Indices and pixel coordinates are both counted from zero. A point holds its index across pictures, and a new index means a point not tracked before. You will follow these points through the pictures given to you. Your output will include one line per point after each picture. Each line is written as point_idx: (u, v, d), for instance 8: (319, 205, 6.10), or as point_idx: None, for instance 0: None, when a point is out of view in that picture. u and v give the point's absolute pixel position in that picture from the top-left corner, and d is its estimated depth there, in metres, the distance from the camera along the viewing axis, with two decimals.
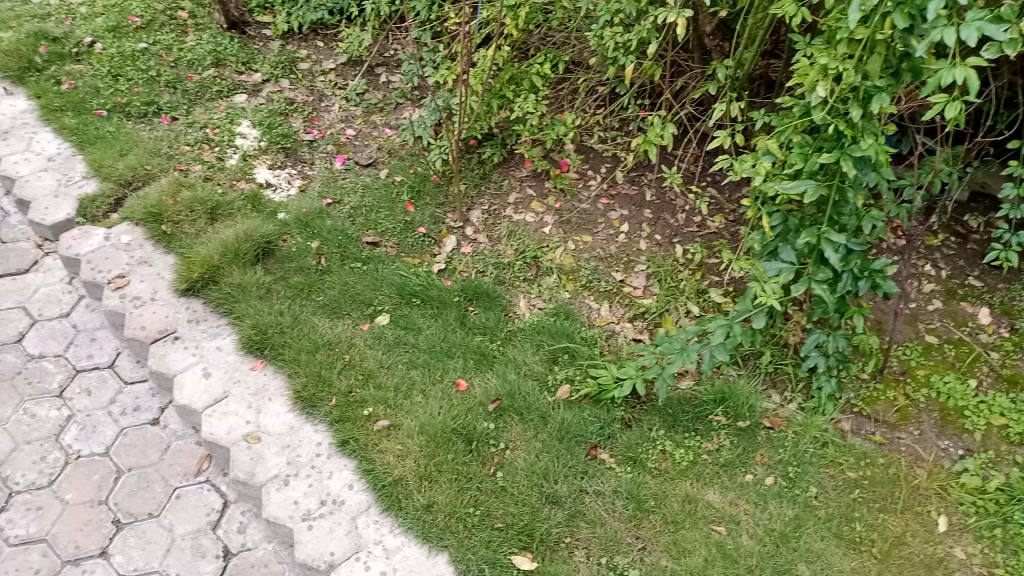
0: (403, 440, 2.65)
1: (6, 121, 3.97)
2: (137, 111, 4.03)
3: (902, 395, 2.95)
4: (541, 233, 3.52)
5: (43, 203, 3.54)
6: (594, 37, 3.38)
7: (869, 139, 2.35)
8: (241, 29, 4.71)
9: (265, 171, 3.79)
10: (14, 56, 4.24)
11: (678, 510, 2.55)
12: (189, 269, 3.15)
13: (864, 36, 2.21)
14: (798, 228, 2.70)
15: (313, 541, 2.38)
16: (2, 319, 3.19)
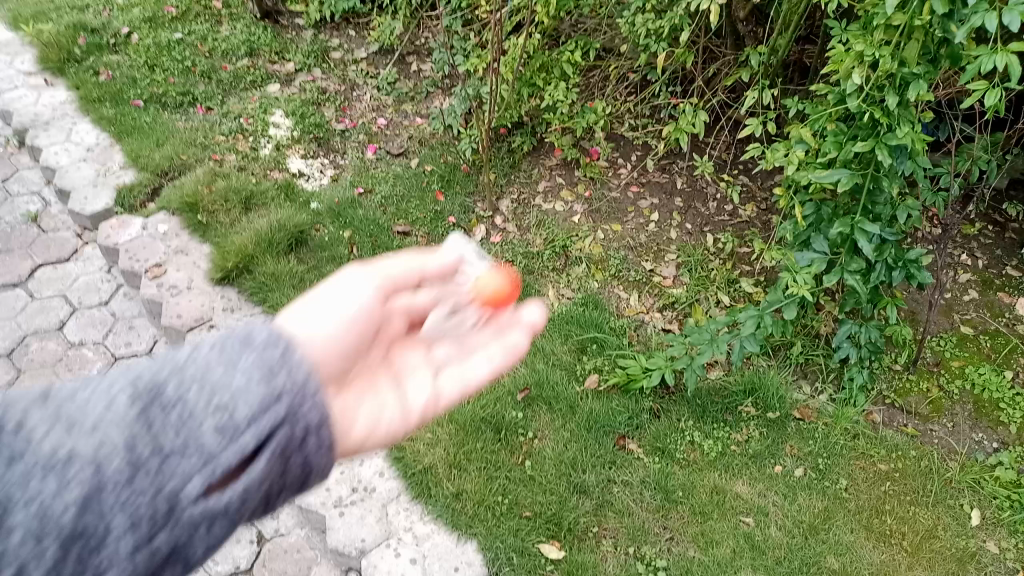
0: (433, 428, 2.68)
1: (46, 112, 4.06)
2: (173, 102, 4.09)
3: (935, 387, 2.92)
4: (571, 222, 3.52)
5: (82, 192, 3.62)
6: (626, 24, 3.33)
7: (905, 127, 2.31)
8: (274, 19, 4.75)
9: (298, 160, 3.83)
10: (54, 48, 4.33)
11: (706, 501, 2.55)
12: (224, 259, 3.20)
13: (902, 21, 2.15)
14: (832, 218, 2.66)
15: (344, 528, 2.42)
16: (43, 307, 3.28)
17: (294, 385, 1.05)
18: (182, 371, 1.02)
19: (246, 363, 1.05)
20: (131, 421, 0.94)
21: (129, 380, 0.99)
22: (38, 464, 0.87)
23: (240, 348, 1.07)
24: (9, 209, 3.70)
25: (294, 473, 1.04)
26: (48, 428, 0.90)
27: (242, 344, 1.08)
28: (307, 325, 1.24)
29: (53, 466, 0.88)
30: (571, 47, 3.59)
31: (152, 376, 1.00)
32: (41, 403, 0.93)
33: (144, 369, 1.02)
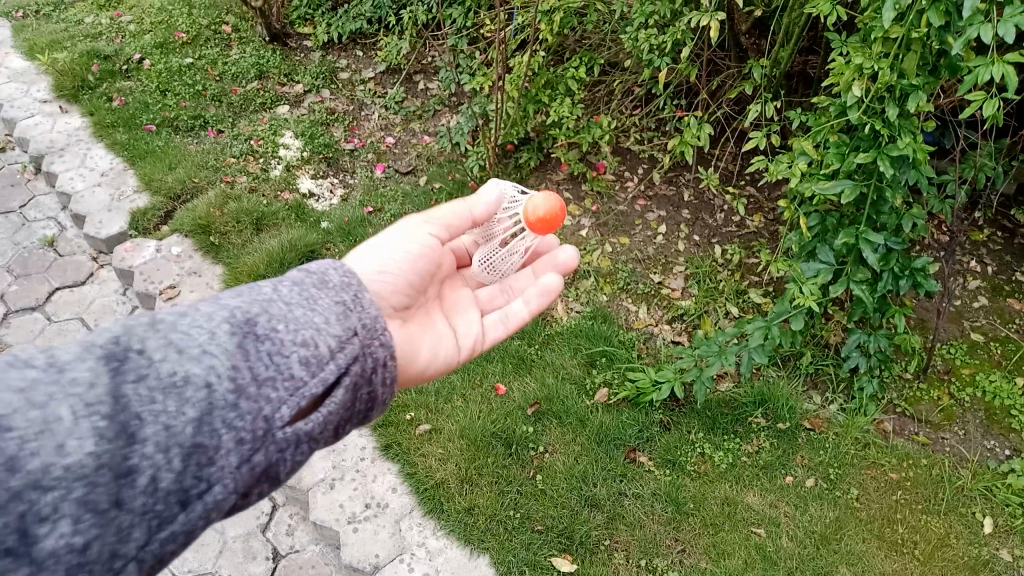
0: (444, 444, 2.71)
1: (62, 138, 4.13)
2: (185, 125, 4.16)
3: (946, 395, 2.91)
4: (578, 236, 3.55)
5: (98, 217, 3.69)
6: (628, 39, 3.36)
7: (906, 138, 2.33)
8: (283, 41, 4.82)
9: (308, 180, 3.88)
10: (69, 76, 4.41)
11: (717, 512, 2.55)
12: (237, 279, 3.26)
13: (900, 34, 2.18)
14: (836, 228, 2.68)
15: (359, 544, 2.45)
16: (61, 330, 3.35)
17: (363, 327, 1.16)
18: (268, 306, 1.09)
19: (320, 307, 1.14)
20: (235, 349, 1.00)
21: (224, 312, 1.05)
22: (165, 380, 0.92)
23: (312, 294, 1.16)
24: (26, 235, 3.78)
25: (360, 404, 1.15)
26: (166, 350, 0.95)
27: (311, 290, 1.17)
28: (378, 257, 1.55)
29: (177, 384, 0.92)
30: (575, 64, 3.63)
31: (243, 310, 1.06)
32: (150, 329, 0.97)
33: (232, 304, 1.07)
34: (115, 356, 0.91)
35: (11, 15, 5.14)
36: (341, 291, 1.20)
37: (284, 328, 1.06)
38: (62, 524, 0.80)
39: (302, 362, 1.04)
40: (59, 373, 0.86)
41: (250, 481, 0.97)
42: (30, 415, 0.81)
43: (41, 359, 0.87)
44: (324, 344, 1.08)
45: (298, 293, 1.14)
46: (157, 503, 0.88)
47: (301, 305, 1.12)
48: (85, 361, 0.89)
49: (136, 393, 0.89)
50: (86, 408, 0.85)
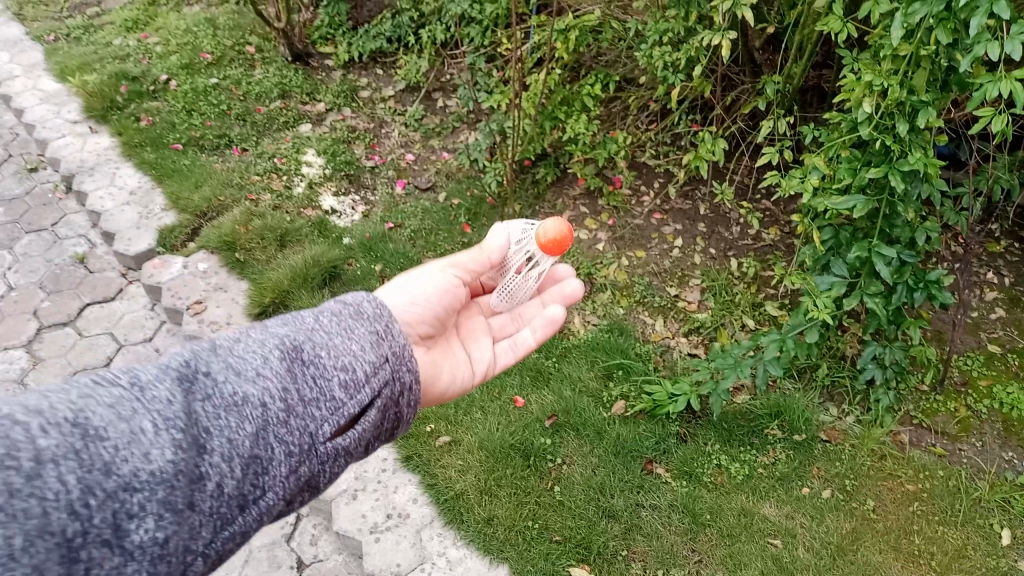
0: (463, 455, 2.76)
1: (91, 158, 4.25)
2: (211, 144, 4.27)
3: (963, 406, 2.92)
4: (595, 250, 3.61)
5: (127, 234, 3.79)
6: (643, 56, 3.42)
7: (917, 153, 2.38)
8: (305, 61, 4.92)
9: (330, 197, 3.97)
10: (98, 97, 4.53)
11: (734, 523, 2.58)
12: (261, 294, 3.35)
13: (908, 52, 2.26)
14: (850, 241, 2.72)
15: (381, 553, 2.50)
16: (92, 345, 3.44)
17: (394, 353, 1.21)
18: (313, 330, 1.16)
19: (359, 332, 1.20)
20: (285, 372, 1.08)
21: (274, 336, 1.13)
22: (227, 400, 1.01)
23: (351, 317, 1.22)
24: (58, 252, 3.88)
25: (391, 421, 1.21)
26: (226, 374, 1.03)
27: (351, 312, 1.23)
28: (407, 288, 1.60)
29: (237, 402, 1.01)
30: (591, 80, 3.69)
31: (292, 335, 1.14)
32: (212, 353, 1.06)
33: (280, 329, 1.15)
34: (187, 377, 1.01)
35: (43, 39, 5.29)
36: (378, 314, 1.25)
37: (328, 351, 1.14)
38: (147, 521, 0.88)
39: (344, 383, 1.12)
40: (140, 392, 0.95)
41: (295, 490, 1.04)
42: (119, 426, 0.90)
43: (125, 377, 0.97)
44: (363, 366, 1.16)
45: (338, 315, 1.21)
46: (222, 506, 0.96)
47: (341, 329, 1.18)
48: (162, 382, 0.98)
49: (204, 410, 0.98)
50: (164, 422, 0.94)
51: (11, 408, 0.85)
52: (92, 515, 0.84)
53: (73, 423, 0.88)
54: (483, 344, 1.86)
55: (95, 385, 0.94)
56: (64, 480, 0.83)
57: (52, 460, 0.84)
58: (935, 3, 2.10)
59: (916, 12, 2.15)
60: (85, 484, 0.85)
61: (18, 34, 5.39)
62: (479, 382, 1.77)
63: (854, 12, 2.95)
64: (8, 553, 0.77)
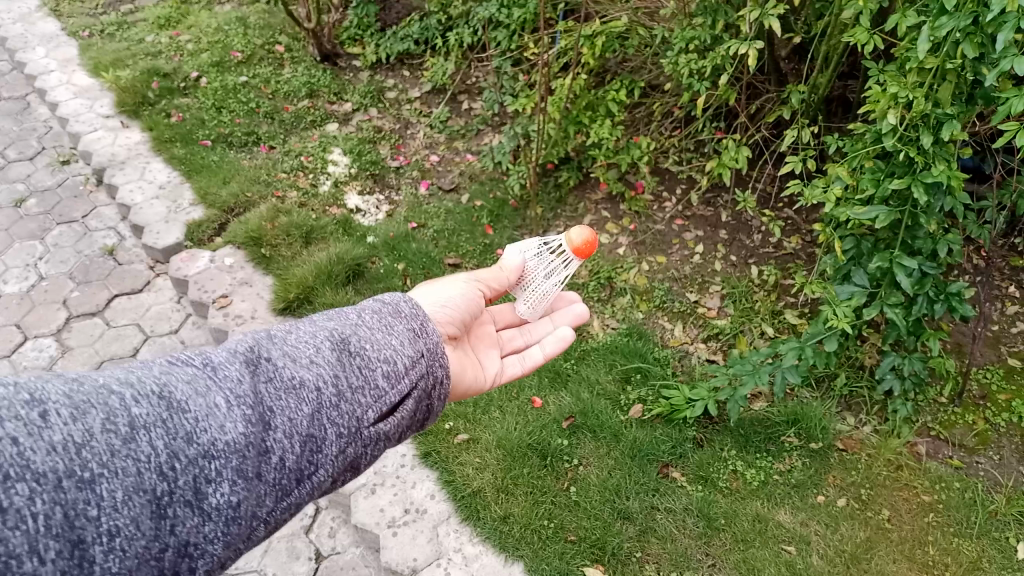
0: (481, 453, 2.80)
1: (122, 152, 4.33)
2: (239, 141, 4.33)
3: (981, 419, 2.92)
4: (616, 255, 3.64)
5: (155, 228, 3.86)
6: (669, 63, 3.45)
7: (940, 165, 2.39)
8: (333, 61, 4.99)
9: (355, 197, 4.02)
10: (130, 92, 4.62)
11: (748, 529, 2.59)
12: (286, 290, 3.40)
13: (935, 65, 2.28)
14: (871, 252, 2.73)
15: (398, 547, 2.54)
16: (119, 336, 3.51)
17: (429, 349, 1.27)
18: (356, 325, 1.23)
19: (397, 329, 1.26)
20: (336, 361, 1.15)
21: (322, 329, 1.20)
22: (287, 383, 1.08)
23: (391, 314, 1.29)
24: (88, 243, 3.96)
25: (422, 413, 1.27)
26: (285, 359, 1.11)
27: (391, 308, 1.30)
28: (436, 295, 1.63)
29: (296, 385, 1.08)
30: (616, 86, 3.72)
31: (338, 329, 1.21)
32: (271, 341, 1.13)
33: (327, 323, 1.22)
34: (252, 361, 1.09)
35: (78, 34, 5.40)
36: (415, 311, 1.32)
37: (371, 344, 1.20)
38: (223, 486, 0.96)
39: (386, 373, 1.18)
40: (213, 371, 1.03)
41: (342, 469, 1.11)
42: (198, 400, 0.98)
43: (197, 359, 1.05)
44: (404, 357, 1.23)
45: (377, 312, 1.28)
46: (283, 478, 1.03)
47: (382, 323, 1.25)
48: (232, 363, 1.06)
49: (269, 391, 1.06)
50: (234, 399, 1.01)
51: (106, 381, 0.94)
52: (176, 477, 0.92)
53: (160, 395, 0.96)
54: (493, 353, 1.89)
55: (173, 365, 1.03)
56: (154, 445, 0.92)
57: (144, 427, 0.92)
58: (962, 17, 2.15)
59: (943, 25, 2.19)
60: (169, 450, 0.92)
61: (54, 29, 5.51)
62: (492, 387, 1.81)
63: (881, 24, 2.96)
64: (109, 505, 0.86)
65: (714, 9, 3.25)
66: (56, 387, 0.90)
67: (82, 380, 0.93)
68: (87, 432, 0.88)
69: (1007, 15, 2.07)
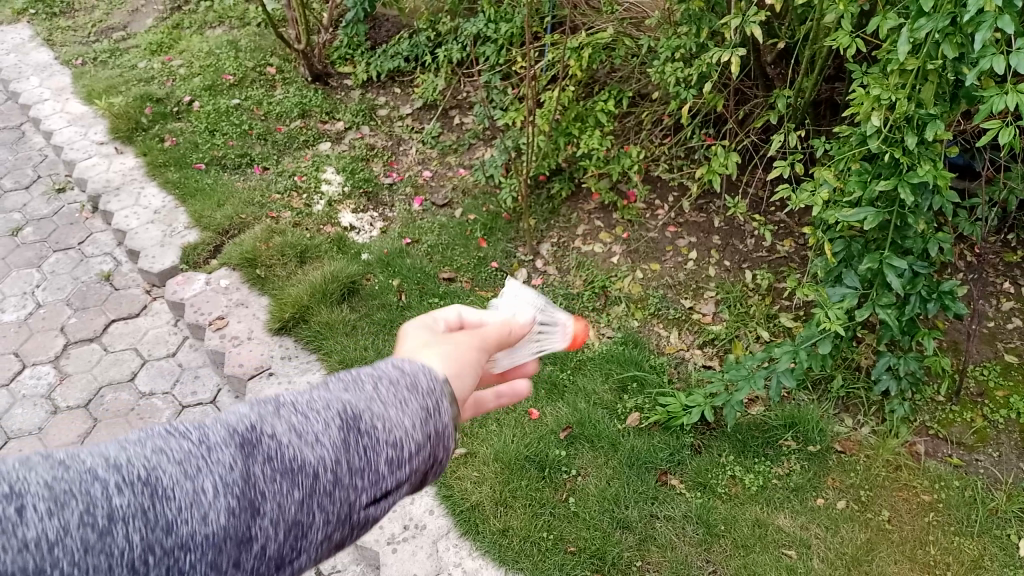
0: (479, 467, 2.80)
1: (117, 178, 4.36)
2: (232, 163, 4.36)
3: (979, 416, 2.92)
4: (610, 264, 3.65)
5: (151, 252, 3.88)
6: (656, 72, 3.47)
7: (926, 165, 2.40)
8: (324, 81, 5.02)
9: (349, 215, 4.04)
10: (124, 119, 4.66)
11: (748, 534, 2.59)
12: (281, 309, 3.41)
13: (916, 66, 2.29)
14: (862, 253, 2.74)
15: (397, 563, 2.55)
16: (117, 360, 3.52)
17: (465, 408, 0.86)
18: (375, 391, 0.82)
19: (422, 386, 0.84)
20: (356, 424, 0.78)
21: (332, 395, 0.80)
22: (295, 456, 0.74)
23: (415, 380, 0.85)
24: (84, 270, 3.98)
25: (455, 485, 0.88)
26: (299, 420, 0.76)
27: (417, 369, 0.86)
28: (406, 349, 0.96)
29: (305, 460, 0.74)
30: (604, 96, 3.74)
31: (364, 377, 0.83)
32: (274, 407, 0.77)
33: (343, 384, 0.82)
34: (259, 428, 0.75)
35: (71, 63, 5.44)
36: (440, 380, 0.87)
37: (397, 410, 0.80)
38: None
39: (389, 460, 0.78)
40: (209, 446, 0.71)
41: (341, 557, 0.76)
42: (186, 485, 0.68)
43: (195, 426, 0.73)
44: (420, 441, 0.80)
45: (403, 375, 0.85)
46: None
47: (404, 392, 0.83)
48: (231, 433, 0.73)
49: (272, 470, 0.72)
50: (219, 487, 0.69)
51: (90, 461, 0.66)
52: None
53: (143, 480, 0.67)
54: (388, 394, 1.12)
55: (168, 436, 0.72)
56: (128, 540, 0.63)
57: (120, 519, 0.64)
58: (940, 19, 2.15)
59: (922, 27, 2.20)
60: (142, 544, 0.64)
61: (47, 59, 5.55)
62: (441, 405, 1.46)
63: (864, 26, 2.98)
64: None
65: (698, 17, 3.25)
66: (34, 472, 0.64)
67: (66, 460, 0.66)
68: (54, 528, 0.61)
69: (984, 15, 2.08)
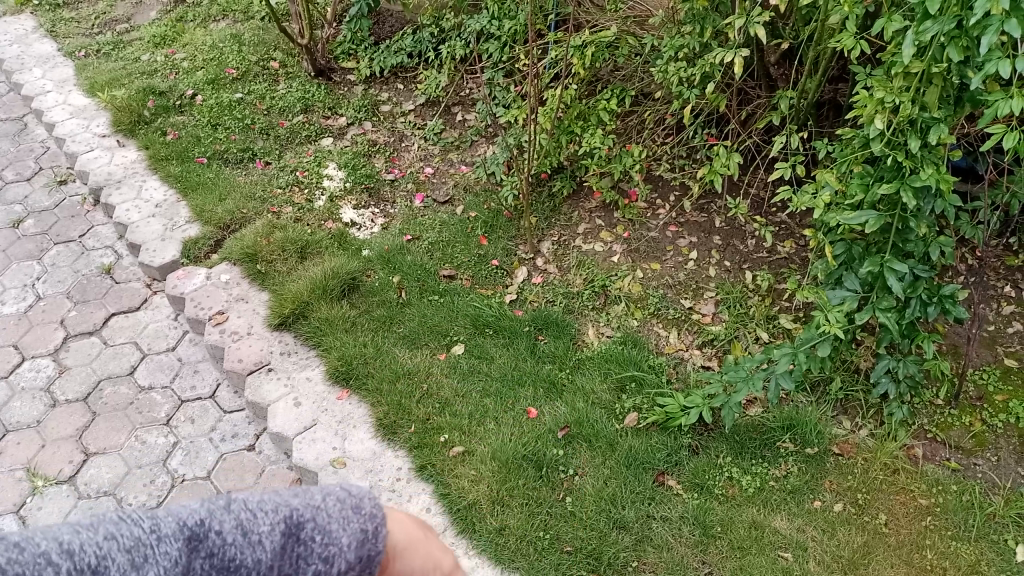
0: (476, 465, 2.80)
1: (118, 171, 4.35)
2: (234, 157, 4.36)
3: (978, 420, 2.92)
4: (610, 262, 3.65)
5: (151, 246, 3.87)
6: (659, 71, 3.47)
7: (928, 169, 2.40)
8: (327, 76, 5.01)
9: (350, 210, 4.03)
10: (126, 111, 4.65)
11: (745, 536, 2.59)
12: (281, 305, 3.41)
13: (920, 69, 2.29)
14: (862, 256, 2.74)
15: None
16: (116, 354, 3.52)
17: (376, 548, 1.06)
18: (314, 508, 1.05)
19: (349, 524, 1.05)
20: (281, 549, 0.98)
21: (278, 504, 1.03)
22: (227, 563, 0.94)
23: (353, 506, 1.07)
24: (85, 263, 3.98)
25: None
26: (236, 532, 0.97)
27: (358, 495, 1.10)
28: None
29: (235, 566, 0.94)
30: (607, 94, 3.73)
31: (297, 508, 1.03)
32: (225, 508, 0.99)
33: (290, 497, 1.06)
34: (201, 535, 0.95)
35: (74, 54, 5.44)
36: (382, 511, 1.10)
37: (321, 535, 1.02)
38: None
39: (316, 569, 1.00)
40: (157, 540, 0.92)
41: None
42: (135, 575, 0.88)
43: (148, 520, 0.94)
44: (344, 557, 1.03)
45: (344, 499, 1.08)
46: None
47: (341, 512, 1.06)
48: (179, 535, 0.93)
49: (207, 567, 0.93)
50: None
51: (46, 547, 0.86)
52: None
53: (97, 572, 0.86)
54: None
55: (120, 524, 0.93)
56: None
57: None
58: (946, 21, 2.15)
59: (927, 30, 2.19)
60: None
61: (50, 50, 5.55)
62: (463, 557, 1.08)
63: (869, 27, 2.97)
64: None
65: (702, 17, 3.24)
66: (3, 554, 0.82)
67: (26, 543, 0.86)
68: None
69: (990, 18, 2.07)
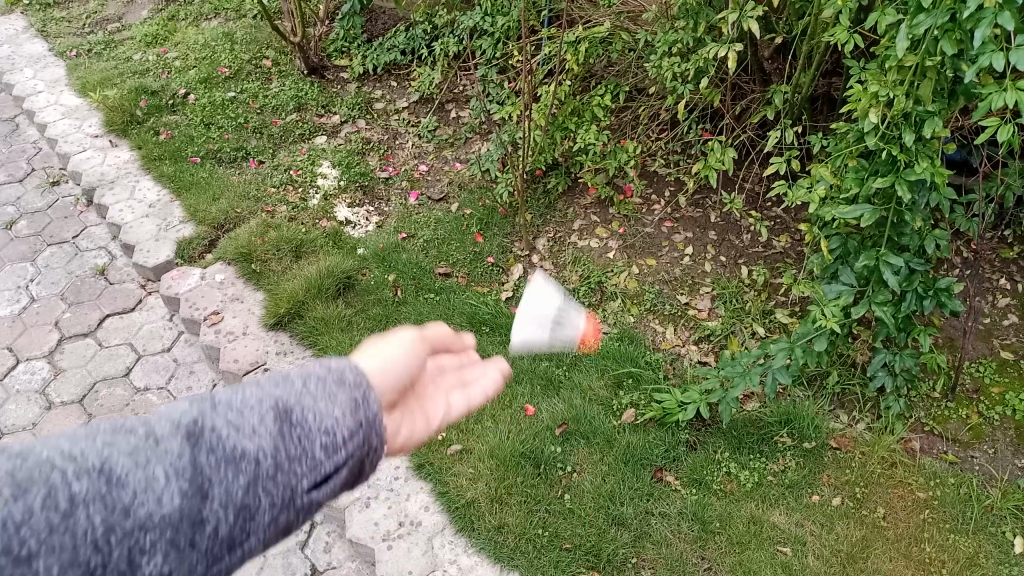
0: (474, 463, 2.79)
1: (111, 171, 4.33)
2: (228, 157, 4.34)
3: (975, 413, 2.92)
4: (606, 259, 3.64)
5: (145, 246, 3.85)
6: (653, 67, 3.46)
7: (923, 163, 2.41)
8: (320, 74, 5.00)
9: (345, 209, 4.02)
10: (118, 111, 4.62)
11: (744, 531, 2.59)
12: (276, 305, 3.40)
13: (914, 63, 2.29)
14: (858, 250, 2.74)
15: (393, 560, 2.54)
16: (111, 355, 3.50)
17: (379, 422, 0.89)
18: (301, 390, 0.85)
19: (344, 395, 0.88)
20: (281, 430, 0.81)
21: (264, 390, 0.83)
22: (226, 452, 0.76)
23: (337, 379, 0.89)
24: (79, 264, 3.96)
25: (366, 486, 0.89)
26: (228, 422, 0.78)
27: (338, 366, 0.91)
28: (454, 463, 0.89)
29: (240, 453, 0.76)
30: (601, 90, 3.72)
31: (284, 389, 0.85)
32: (214, 404, 0.79)
33: (272, 383, 0.85)
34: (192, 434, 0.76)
35: (66, 54, 5.41)
36: (363, 377, 0.92)
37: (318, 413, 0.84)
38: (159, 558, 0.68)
39: (321, 445, 0.82)
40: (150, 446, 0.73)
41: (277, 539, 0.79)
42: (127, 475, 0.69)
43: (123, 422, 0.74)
44: (344, 429, 0.85)
45: (325, 373, 0.89)
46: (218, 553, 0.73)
47: (327, 389, 0.87)
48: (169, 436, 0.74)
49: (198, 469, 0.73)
50: (167, 475, 0.71)
51: (48, 453, 0.68)
52: (115, 547, 0.66)
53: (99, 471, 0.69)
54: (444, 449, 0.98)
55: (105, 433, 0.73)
56: (91, 520, 0.66)
57: (82, 502, 0.66)
58: (940, 15, 2.15)
59: (921, 23, 2.19)
60: (105, 525, 0.66)
61: (41, 50, 5.51)
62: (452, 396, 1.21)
63: (862, 21, 2.96)
64: None
65: (695, 12, 3.24)
66: None
67: (22, 452, 0.67)
68: (19, 511, 0.63)
69: (984, 11, 2.07)
